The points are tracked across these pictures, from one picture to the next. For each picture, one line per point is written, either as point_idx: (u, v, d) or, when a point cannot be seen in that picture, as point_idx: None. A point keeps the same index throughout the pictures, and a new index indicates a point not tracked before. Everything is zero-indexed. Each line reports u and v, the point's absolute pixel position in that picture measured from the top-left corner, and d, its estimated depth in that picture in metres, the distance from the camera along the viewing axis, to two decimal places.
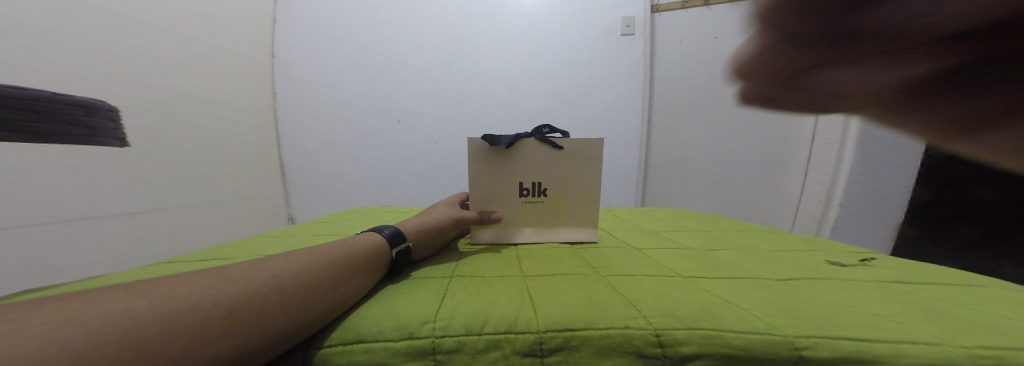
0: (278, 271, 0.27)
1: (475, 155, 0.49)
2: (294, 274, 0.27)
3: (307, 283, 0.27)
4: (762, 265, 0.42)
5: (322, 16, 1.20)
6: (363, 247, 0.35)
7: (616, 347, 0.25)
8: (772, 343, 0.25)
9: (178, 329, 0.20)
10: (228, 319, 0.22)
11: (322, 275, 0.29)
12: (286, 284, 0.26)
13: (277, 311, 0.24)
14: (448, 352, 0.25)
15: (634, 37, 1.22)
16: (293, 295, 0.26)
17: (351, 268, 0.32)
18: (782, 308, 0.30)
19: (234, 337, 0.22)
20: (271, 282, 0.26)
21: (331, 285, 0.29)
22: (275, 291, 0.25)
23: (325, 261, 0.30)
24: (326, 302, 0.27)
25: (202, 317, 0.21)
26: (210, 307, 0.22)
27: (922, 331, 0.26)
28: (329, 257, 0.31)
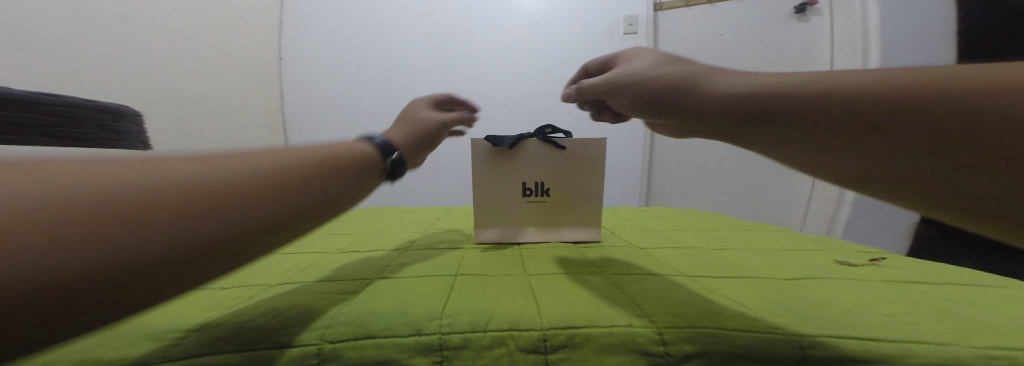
0: (286, 156, 0.23)
1: (480, 155, 0.50)
2: (304, 162, 0.23)
3: (321, 179, 0.24)
4: (768, 265, 0.42)
5: (327, 19, 1.22)
6: (371, 147, 0.31)
7: (620, 344, 0.26)
8: (778, 341, 0.25)
9: (184, 218, 0.16)
10: (245, 211, 0.18)
11: (330, 172, 0.25)
12: (297, 173, 0.22)
13: (291, 203, 0.21)
14: (454, 349, 0.26)
15: (637, 36, 1.21)
16: (309, 191, 0.22)
17: (361, 170, 0.28)
18: (788, 307, 0.30)
19: (250, 226, 0.18)
20: (280, 171, 0.22)
21: (345, 184, 0.26)
22: (286, 180, 0.21)
23: (334, 154, 0.26)
24: (336, 202, 0.24)
25: (213, 208, 0.17)
26: (217, 192, 0.17)
27: (932, 331, 0.26)
28: (338, 152, 0.27)
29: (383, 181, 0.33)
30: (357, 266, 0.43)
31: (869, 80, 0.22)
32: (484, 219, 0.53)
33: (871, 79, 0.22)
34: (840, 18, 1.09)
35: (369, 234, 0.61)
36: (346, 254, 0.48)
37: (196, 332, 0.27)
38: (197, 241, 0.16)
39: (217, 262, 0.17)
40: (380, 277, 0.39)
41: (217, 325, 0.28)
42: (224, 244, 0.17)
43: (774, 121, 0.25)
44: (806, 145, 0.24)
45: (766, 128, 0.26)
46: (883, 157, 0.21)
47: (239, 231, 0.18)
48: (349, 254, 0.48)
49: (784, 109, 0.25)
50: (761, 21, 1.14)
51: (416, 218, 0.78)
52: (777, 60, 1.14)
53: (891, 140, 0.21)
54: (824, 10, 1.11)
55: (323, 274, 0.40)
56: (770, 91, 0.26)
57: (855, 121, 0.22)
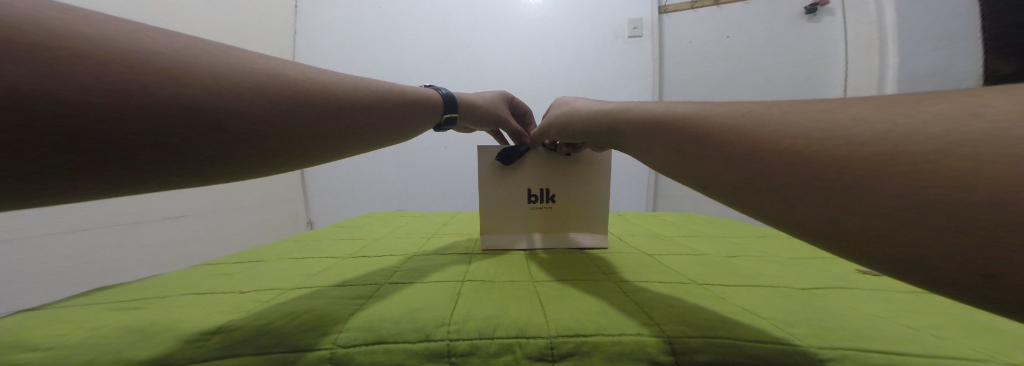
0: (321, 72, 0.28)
1: (485, 163, 0.50)
2: (336, 80, 0.29)
3: (345, 93, 0.29)
4: (783, 273, 0.41)
5: (338, 29, 1.26)
6: (399, 88, 0.37)
7: (629, 353, 0.25)
8: (794, 353, 0.24)
9: (242, 86, 0.22)
10: (282, 94, 0.24)
11: (354, 105, 0.29)
12: (325, 95, 0.27)
13: (311, 114, 0.25)
14: (462, 355, 0.26)
15: (642, 39, 1.20)
16: (333, 96, 0.28)
17: (385, 99, 0.33)
18: (805, 318, 0.29)
19: (270, 116, 0.23)
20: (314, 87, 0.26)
21: (358, 118, 0.30)
22: (315, 96, 0.26)
23: (362, 81, 0.32)
24: (346, 129, 0.29)
25: (259, 85, 0.23)
26: (267, 77, 0.24)
27: (963, 346, 0.25)
28: (367, 81, 0.33)
29: (405, 128, 0.37)
30: (367, 272, 0.43)
31: (739, 113, 0.23)
32: (490, 227, 0.53)
33: (751, 111, 0.23)
34: (854, 18, 1.07)
35: (378, 239, 0.62)
36: (356, 259, 0.49)
37: (217, 335, 0.28)
38: (247, 102, 0.22)
39: (264, 127, 0.23)
40: (390, 282, 0.39)
41: (238, 328, 0.29)
42: (267, 113, 0.23)
43: (666, 146, 0.27)
44: (709, 171, 0.24)
45: (659, 152, 0.28)
46: (735, 182, 0.22)
47: (277, 104, 0.23)
48: (359, 259, 0.49)
49: (671, 135, 0.27)
50: (770, 22, 1.12)
51: (424, 223, 0.79)
52: (788, 61, 1.12)
53: (738, 164, 0.22)
54: (836, 10, 1.09)
55: (334, 279, 0.41)
56: (666, 120, 0.28)
57: (715, 149, 0.23)
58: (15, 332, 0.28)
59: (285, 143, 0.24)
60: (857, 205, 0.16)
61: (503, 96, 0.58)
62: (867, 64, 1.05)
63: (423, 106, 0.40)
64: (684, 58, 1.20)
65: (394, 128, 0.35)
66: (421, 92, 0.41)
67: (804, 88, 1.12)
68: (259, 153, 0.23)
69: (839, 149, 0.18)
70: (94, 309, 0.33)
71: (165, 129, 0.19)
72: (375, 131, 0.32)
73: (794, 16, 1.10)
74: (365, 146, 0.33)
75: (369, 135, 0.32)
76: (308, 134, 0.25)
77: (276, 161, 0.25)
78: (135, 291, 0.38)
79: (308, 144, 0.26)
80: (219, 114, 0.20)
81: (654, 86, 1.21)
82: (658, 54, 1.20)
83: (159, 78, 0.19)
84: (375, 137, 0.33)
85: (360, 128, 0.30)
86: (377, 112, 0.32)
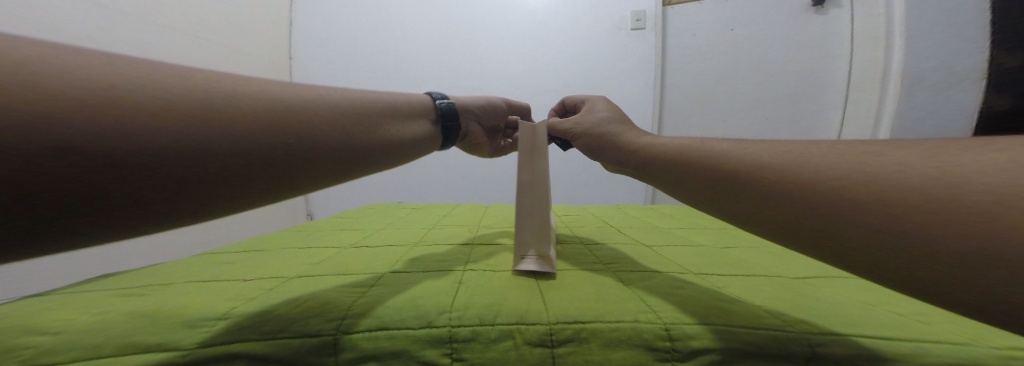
0: (284, 88, 0.27)
1: (529, 146, 0.41)
2: (302, 97, 0.27)
3: (312, 107, 0.27)
4: (777, 263, 0.42)
5: (335, 19, 1.24)
6: (374, 92, 0.36)
7: (626, 339, 0.26)
8: (783, 339, 0.25)
9: (198, 106, 0.20)
10: (239, 113, 0.22)
11: (307, 124, 0.26)
12: (265, 114, 0.24)
13: (249, 136, 0.22)
14: (463, 341, 0.27)
15: (645, 31, 1.18)
16: (298, 110, 0.26)
17: (363, 110, 0.32)
18: (796, 304, 0.30)
19: (187, 137, 0.19)
20: (253, 109, 0.23)
21: (317, 138, 0.26)
22: (253, 118, 0.23)
23: (334, 95, 0.30)
24: (300, 152, 0.25)
25: (210, 102, 0.21)
26: (224, 97, 0.22)
27: (948, 331, 0.26)
28: (341, 95, 0.31)
29: (387, 142, 0.33)
30: (369, 261, 0.44)
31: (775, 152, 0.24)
32: (535, 238, 0.39)
33: (778, 150, 0.24)
34: (862, 10, 1.05)
35: (378, 230, 0.63)
36: (358, 249, 0.50)
37: (224, 320, 0.28)
38: (196, 123, 0.20)
39: (221, 147, 0.20)
40: (391, 271, 0.40)
41: (241, 314, 0.29)
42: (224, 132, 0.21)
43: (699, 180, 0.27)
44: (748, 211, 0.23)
45: (691, 186, 0.28)
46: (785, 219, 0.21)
47: (238, 124, 0.22)
48: (359, 249, 0.50)
49: (698, 169, 0.27)
50: (775, 15, 1.11)
51: (424, 214, 0.80)
52: (791, 55, 1.11)
53: (770, 204, 0.22)
54: (844, 1, 1.06)
55: (336, 267, 0.41)
56: (698, 150, 0.28)
57: (749, 188, 0.23)
58: (17, 318, 0.28)
59: (251, 164, 0.22)
60: (881, 235, 0.17)
61: (507, 103, 0.57)
62: (871, 58, 1.04)
63: (411, 116, 0.39)
64: (687, 51, 1.19)
65: (383, 138, 0.33)
66: (406, 98, 0.40)
67: (806, 83, 1.12)
68: (224, 182, 0.21)
69: (837, 182, 0.19)
70: (96, 296, 0.33)
71: (108, 164, 0.17)
72: (358, 141, 0.30)
73: (801, 8, 1.09)
74: (353, 161, 0.30)
75: (352, 147, 0.29)
76: (276, 151, 0.23)
77: (250, 189, 0.23)
78: (139, 278, 0.38)
79: (282, 163, 0.24)
80: (166, 138, 0.18)
81: (656, 78, 1.19)
82: (661, 46, 1.18)
83: (117, 95, 0.18)
84: (343, 156, 0.29)
85: (338, 139, 0.28)
86: (353, 123, 0.30)
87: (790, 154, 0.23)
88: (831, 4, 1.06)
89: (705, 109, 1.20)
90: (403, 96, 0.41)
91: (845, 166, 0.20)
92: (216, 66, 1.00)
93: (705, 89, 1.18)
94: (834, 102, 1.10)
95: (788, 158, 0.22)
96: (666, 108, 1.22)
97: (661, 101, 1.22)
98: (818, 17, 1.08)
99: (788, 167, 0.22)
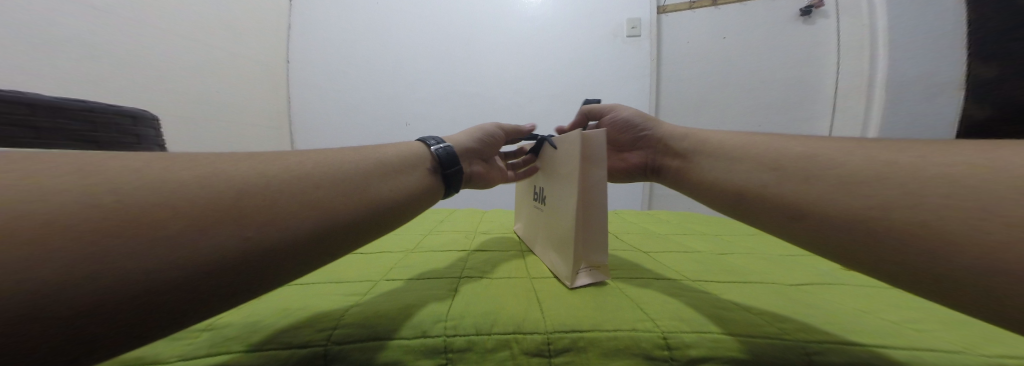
0: (282, 163, 0.24)
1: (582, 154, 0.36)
2: (265, 172, 0.22)
3: (277, 180, 0.22)
4: (773, 270, 0.42)
5: (332, 22, 1.23)
6: (358, 152, 0.30)
7: (624, 349, 0.26)
8: (780, 347, 0.25)
9: (187, 172, 0.19)
10: (183, 204, 0.17)
11: (298, 199, 0.22)
12: (247, 196, 0.20)
13: (227, 227, 0.18)
14: (458, 351, 0.26)
15: (641, 38, 1.20)
16: (257, 189, 0.20)
17: (344, 170, 0.26)
18: (791, 311, 0.30)
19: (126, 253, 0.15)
20: (229, 192, 0.19)
21: (309, 213, 0.21)
22: (231, 204, 0.19)
23: (304, 162, 0.25)
24: (287, 237, 0.20)
25: (161, 188, 0.17)
26: (200, 178, 0.19)
27: (941, 339, 0.26)
28: (314, 161, 0.26)
29: (390, 207, 0.28)
30: (363, 269, 0.43)
31: (801, 155, 0.27)
32: (588, 249, 0.37)
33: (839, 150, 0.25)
34: (847, 21, 1.08)
35: None
36: (353, 256, 0.49)
37: (208, 331, 0.27)
38: (133, 234, 0.15)
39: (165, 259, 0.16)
40: (386, 279, 0.39)
41: (230, 324, 0.28)
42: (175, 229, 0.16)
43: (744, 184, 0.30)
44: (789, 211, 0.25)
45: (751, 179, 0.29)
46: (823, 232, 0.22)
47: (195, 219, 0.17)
48: (356, 256, 0.49)
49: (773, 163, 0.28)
50: (766, 23, 1.13)
51: (421, 220, 0.79)
52: (781, 63, 1.14)
53: (795, 205, 0.24)
54: (830, 12, 1.10)
55: (329, 276, 0.41)
56: (774, 156, 0.29)
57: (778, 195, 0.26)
58: None
59: (205, 272, 0.17)
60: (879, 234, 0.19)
61: (499, 127, 0.54)
62: (857, 68, 1.07)
63: (407, 166, 0.33)
64: (682, 58, 1.20)
65: (372, 199, 0.26)
66: (396, 148, 0.35)
67: (797, 91, 1.14)
68: (175, 301, 0.16)
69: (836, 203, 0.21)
70: None
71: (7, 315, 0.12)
72: (344, 209, 0.24)
73: (791, 17, 1.12)
74: (343, 235, 0.24)
75: (337, 219, 0.23)
76: (239, 248, 0.18)
77: (214, 299, 0.17)
78: None
79: (244, 262, 0.18)
80: (92, 268, 0.14)
81: (653, 84, 1.21)
82: (657, 53, 1.20)
83: None
84: (339, 230, 0.23)
85: (317, 213, 0.22)
86: (332, 189, 0.24)
87: (834, 156, 0.24)
88: (818, 14, 1.10)
89: (700, 115, 1.21)
90: (388, 146, 0.35)
91: (865, 176, 0.21)
92: (210, 66, 1.01)
93: (699, 96, 1.20)
94: (824, 110, 1.13)
95: (835, 158, 0.24)
96: (662, 114, 1.24)
97: (657, 106, 1.23)
98: (806, 27, 1.12)
99: (841, 164, 0.23)
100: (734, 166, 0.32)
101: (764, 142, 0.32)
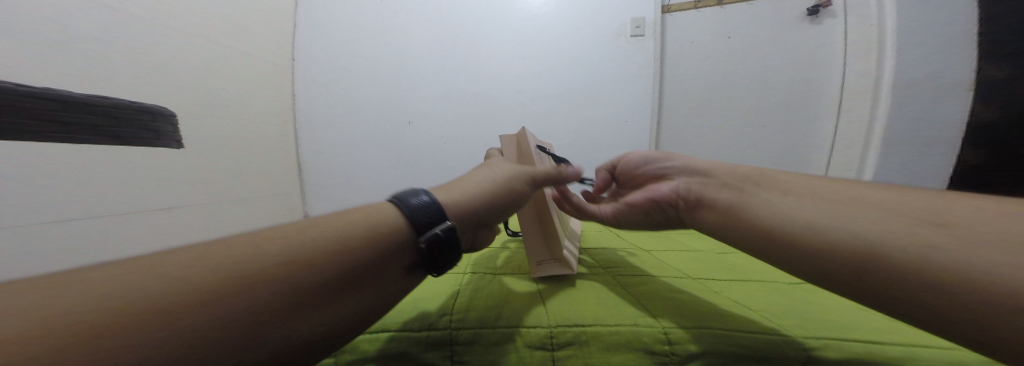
0: (312, 242, 0.20)
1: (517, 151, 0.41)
2: (282, 287, 0.17)
3: (297, 294, 0.18)
4: (773, 269, 0.42)
5: (337, 20, 1.24)
6: (350, 219, 0.23)
7: (626, 342, 0.26)
8: (779, 343, 0.25)
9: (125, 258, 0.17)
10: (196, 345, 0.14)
11: (318, 307, 0.19)
12: (272, 319, 0.17)
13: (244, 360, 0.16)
14: (465, 344, 0.27)
15: (644, 38, 1.20)
16: (276, 311, 0.17)
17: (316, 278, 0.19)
18: (786, 308, 0.31)
19: None
20: (256, 312, 0.16)
21: (331, 324, 0.19)
22: (253, 338, 0.16)
23: (327, 256, 0.20)
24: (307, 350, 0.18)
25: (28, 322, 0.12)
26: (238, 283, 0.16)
27: (932, 335, 0.26)
28: (348, 244, 0.21)
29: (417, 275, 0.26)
30: None
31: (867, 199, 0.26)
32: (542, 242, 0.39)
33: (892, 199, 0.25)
34: (854, 21, 1.07)
35: None
36: None
37: None
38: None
39: None
40: None
41: None
42: None
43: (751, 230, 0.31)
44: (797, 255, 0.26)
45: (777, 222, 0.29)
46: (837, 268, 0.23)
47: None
48: None
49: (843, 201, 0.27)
50: (771, 23, 1.13)
51: None
52: (787, 64, 1.13)
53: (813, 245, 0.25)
54: (838, 12, 1.09)
55: None
56: (846, 196, 0.27)
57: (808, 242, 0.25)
58: None
59: None
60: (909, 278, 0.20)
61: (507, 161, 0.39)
62: (866, 69, 1.06)
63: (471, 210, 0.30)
64: (686, 58, 1.20)
65: (380, 294, 0.22)
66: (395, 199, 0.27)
67: (801, 92, 1.13)
68: None
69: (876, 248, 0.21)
70: None
71: None
72: (318, 329, 0.19)
73: (798, 17, 1.11)
74: (325, 349, 0.20)
75: (318, 340, 0.19)
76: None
77: None
78: None
79: None
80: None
81: (656, 84, 1.21)
82: (660, 53, 1.20)
83: None
84: (364, 325, 0.22)
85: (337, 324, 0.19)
86: (357, 290, 0.21)
87: (893, 203, 0.24)
88: (826, 14, 1.09)
89: (703, 116, 1.21)
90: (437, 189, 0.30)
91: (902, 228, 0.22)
92: (228, 65, 0.99)
93: (703, 95, 1.20)
94: (829, 112, 1.12)
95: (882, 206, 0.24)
96: (665, 115, 1.24)
97: (659, 107, 1.24)
98: (814, 27, 1.11)
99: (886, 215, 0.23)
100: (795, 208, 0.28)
101: (836, 185, 0.29)
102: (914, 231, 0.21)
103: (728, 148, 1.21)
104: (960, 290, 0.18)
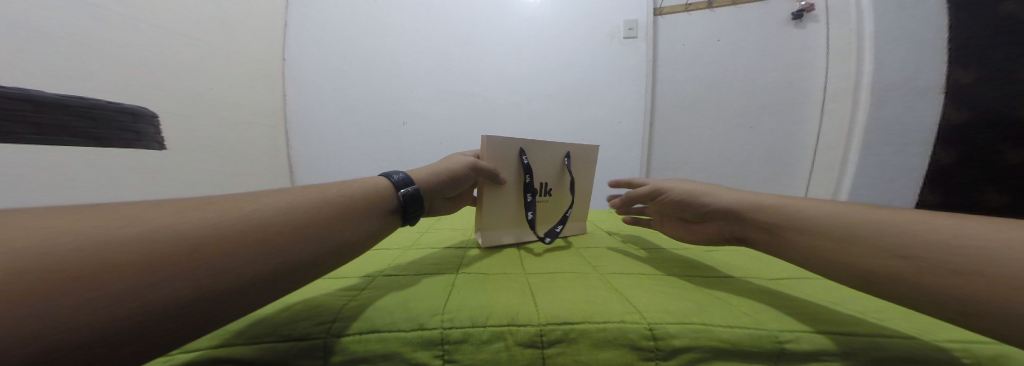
0: (252, 201, 0.26)
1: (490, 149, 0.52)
2: (220, 222, 0.22)
3: (235, 229, 0.22)
4: (756, 266, 0.44)
5: (330, 19, 1.23)
6: (292, 195, 0.28)
7: (612, 339, 0.27)
8: (757, 337, 0.27)
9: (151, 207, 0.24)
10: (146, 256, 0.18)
11: (257, 237, 0.23)
12: (215, 242, 0.21)
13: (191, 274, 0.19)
14: (455, 343, 0.27)
15: (637, 40, 1.22)
16: (217, 238, 0.21)
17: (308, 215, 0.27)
18: (766, 302, 0.32)
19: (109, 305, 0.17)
20: (198, 236, 0.21)
21: (272, 254, 0.23)
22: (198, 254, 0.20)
23: (263, 208, 0.25)
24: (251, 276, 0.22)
25: (109, 226, 0.19)
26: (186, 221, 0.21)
27: (900, 326, 0.28)
28: (279, 203, 0.26)
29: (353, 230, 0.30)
30: (362, 264, 0.44)
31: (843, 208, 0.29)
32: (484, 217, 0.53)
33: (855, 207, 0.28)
34: (835, 25, 1.11)
35: None
36: None
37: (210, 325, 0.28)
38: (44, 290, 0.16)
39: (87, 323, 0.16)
40: (384, 274, 0.40)
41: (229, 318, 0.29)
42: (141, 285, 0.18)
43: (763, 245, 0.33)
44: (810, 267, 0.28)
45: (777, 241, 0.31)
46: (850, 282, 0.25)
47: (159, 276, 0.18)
48: None
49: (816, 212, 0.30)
50: (758, 27, 1.16)
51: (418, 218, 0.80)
52: (772, 66, 1.17)
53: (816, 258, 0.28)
54: (820, 17, 1.13)
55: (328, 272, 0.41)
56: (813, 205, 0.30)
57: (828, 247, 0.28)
58: None
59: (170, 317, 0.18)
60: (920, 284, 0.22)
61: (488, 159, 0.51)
62: (847, 71, 1.09)
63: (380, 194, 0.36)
64: (678, 60, 1.23)
65: (317, 237, 0.26)
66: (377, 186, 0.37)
67: (786, 94, 1.17)
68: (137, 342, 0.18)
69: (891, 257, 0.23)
70: None
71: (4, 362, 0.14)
72: (302, 258, 0.25)
73: (783, 21, 1.15)
74: (273, 282, 0.23)
75: (264, 269, 0.22)
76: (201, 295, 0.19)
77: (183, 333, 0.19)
78: None
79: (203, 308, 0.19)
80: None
81: (648, 85, 1.23)
82: (652, 55, 1.22)
83: None
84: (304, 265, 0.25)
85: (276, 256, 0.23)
86: (293, 230, 0.25)
87: (862, 210, 0.27)
88: (809, 18, 1.13)
89: (694, 117, 1.24)
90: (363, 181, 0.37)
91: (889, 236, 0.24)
92: None
93: (694, 97, 1.23)
94: (812, 113, 1.16)
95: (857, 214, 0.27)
96: (657, 116, 1.26)
97: (651, 108, 1.26)
98: (797, 31, 1.15)
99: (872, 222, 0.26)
100: (813, 207, 0.30)
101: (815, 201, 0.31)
102: (898, 240, 0.23)
103: (717, 148, 1.24)
104: (968, 291, 0.20)
